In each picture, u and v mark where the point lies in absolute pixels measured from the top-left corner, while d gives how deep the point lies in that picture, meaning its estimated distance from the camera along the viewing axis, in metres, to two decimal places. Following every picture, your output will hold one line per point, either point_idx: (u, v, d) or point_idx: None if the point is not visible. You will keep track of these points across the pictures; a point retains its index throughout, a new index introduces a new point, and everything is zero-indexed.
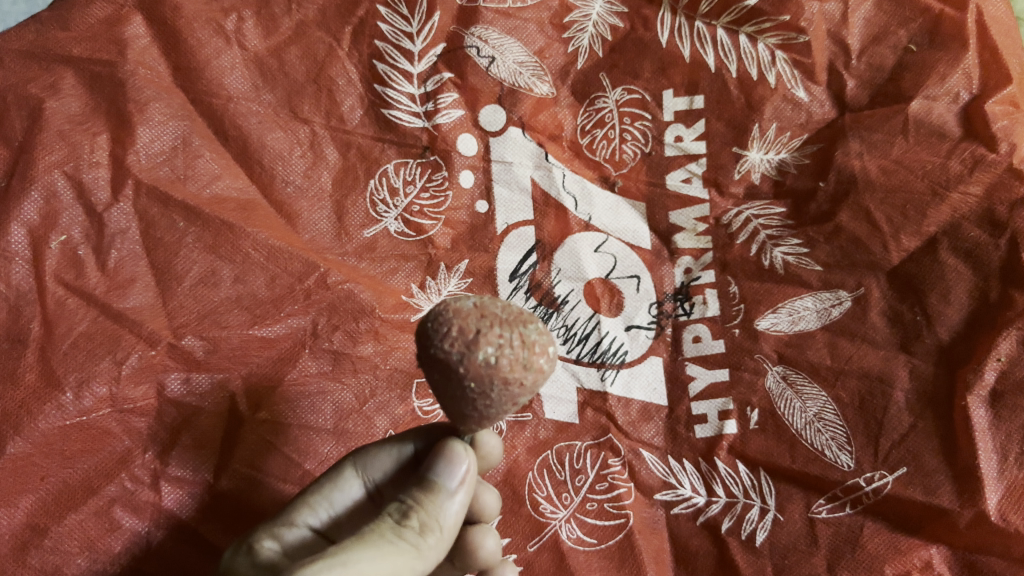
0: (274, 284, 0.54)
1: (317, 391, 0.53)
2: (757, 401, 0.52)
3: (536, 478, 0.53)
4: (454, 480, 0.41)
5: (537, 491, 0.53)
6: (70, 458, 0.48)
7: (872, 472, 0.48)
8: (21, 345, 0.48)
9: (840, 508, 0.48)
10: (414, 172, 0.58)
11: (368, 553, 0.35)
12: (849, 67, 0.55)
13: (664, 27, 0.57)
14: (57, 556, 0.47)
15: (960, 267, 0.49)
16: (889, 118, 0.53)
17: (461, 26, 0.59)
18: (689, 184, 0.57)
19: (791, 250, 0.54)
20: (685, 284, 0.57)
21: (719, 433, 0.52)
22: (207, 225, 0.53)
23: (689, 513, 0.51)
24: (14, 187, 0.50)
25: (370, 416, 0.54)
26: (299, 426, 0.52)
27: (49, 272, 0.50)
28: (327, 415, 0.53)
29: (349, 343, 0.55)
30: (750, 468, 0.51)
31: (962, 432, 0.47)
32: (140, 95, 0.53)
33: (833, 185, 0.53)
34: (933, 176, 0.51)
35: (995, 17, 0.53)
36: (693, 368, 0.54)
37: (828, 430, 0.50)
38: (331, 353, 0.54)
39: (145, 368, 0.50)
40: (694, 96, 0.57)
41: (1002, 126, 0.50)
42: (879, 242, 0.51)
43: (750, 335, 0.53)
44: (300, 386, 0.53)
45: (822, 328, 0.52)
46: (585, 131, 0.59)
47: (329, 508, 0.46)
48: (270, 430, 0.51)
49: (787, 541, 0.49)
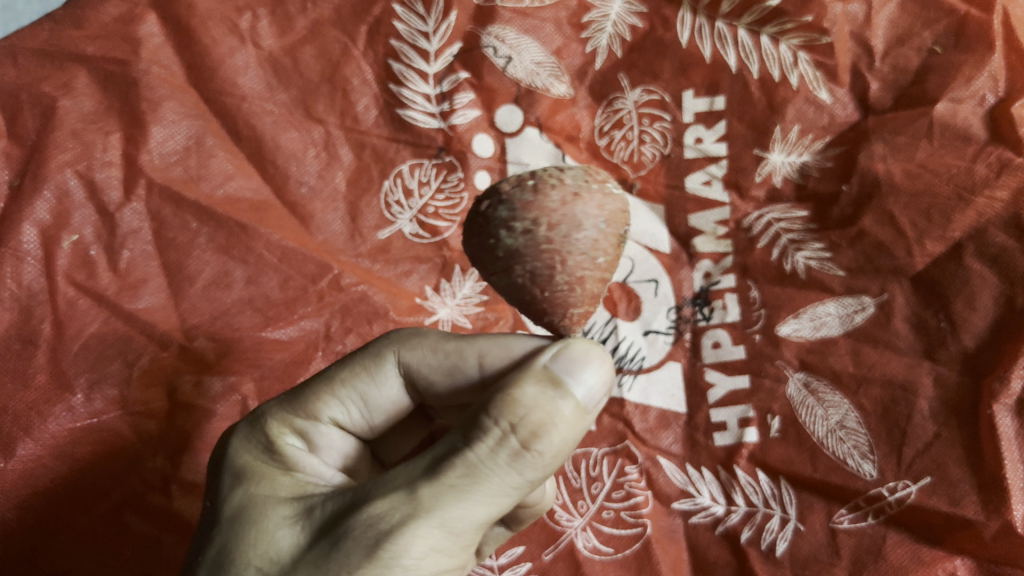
0: (287, 287, 0.53)
1: None
2: (778, 408, 0.51)
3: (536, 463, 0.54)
4: (591, 403, 0.34)
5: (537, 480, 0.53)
6: (80, 460, 0.47)
7: (895, 482, 0.47)
8: (31, 347, 0.48)
9: (862, 518, 0.47)
10: (430, 173, 0.58)
11: (469, 501, 0.30)
12: (872, 69, 0.53)
13: (684, 26, 0.56)
14: (68, 560, 0.46)
15: (985, 273, 0.48)
16: (913, 122, 0.52)
17: (478, 26, 0.58)
18: (709, 187, 0.57)
19: (814, 254, 0.53)
20: (705, 289, 0.56)
21: (739, 441, 0.51)
22: (220, 225, 0.53)
23: (708, 522, 0.50)
24: (26, 187, 0.50)
25: None
26: None
27: (60, 272, 0.49)
28: None
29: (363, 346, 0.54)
30: (771, 476, 0.50)
31: (988, 442, 0.45)
32: (152, 94, 0.53)
33: (856, 188, 0.53)
34: (958, 180, 0.49)
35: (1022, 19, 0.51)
36: (712, 374, 0.54)
37: (850, 439, 0.48)
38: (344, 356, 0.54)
39: (156, 370, 0.50)
40: (715, 97, 0.56)
41: None
42: (903, 247, 0.50)
43: (771, 341, 0.52)
44: None
45: (845, 335, 0.50)
46: (603, 132, 0.59)
47: (363, 405, 0.42)
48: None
49: (808, 551, 0.48)
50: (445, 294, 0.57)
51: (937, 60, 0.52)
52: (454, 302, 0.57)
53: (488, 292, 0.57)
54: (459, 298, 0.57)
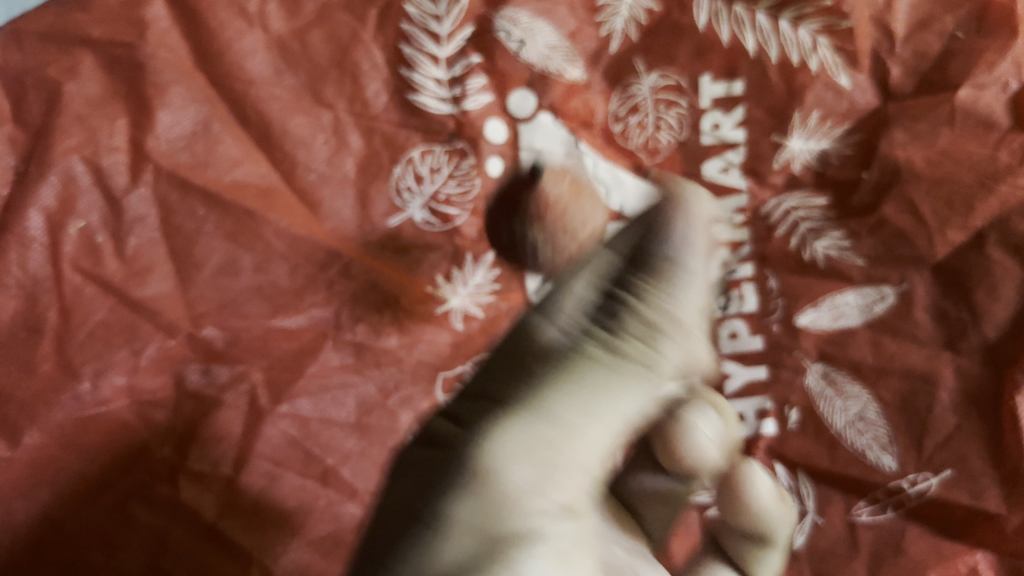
0: (295, 274, 0.53)
1: (339, 384, 0.52)
2: (796, 399, 0.51)
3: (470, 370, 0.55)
4: None
5: (461, 376, 0.54)
6: (94, 451, 0.47)
7: (915, 475, 0.47)
8: (36, 335, 0.47)
9: (883, 511, 0.48)
10: (440, 160, 0.57)
11: None
12: (893, 55, 0.53)
13: (701, 9, 0.56)
14: (72, 551, 0.45)
15: (1007, 263, 0.49)
16: (934, 108, 0.52)
17: (490, 9, 0.57)
18: (726, 174, 0.56)
19: (833, 242, 0.53)
20: (724, 279, 0.54)
21: (756, 432, 0.51)
22: (227, 212, 0.52)
23: (721, 513, 0.51)
24: (31, 173, 0.49)
25: (393, 410, 0.53)
26: (321, 419, 0.51)
27: (66, 259, 0.49)
28: (349, 409, 0.52)
29: (372, 335, 0.54)
30: (789, 469, 0.51)
31: (1008, 426, 0.47)
32: (159, 78, 0.52)
33: (877, 176, 0.53)
34: (980, 167, 0.50)
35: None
36: (729, 366, 0.53)
37: (869, 431, 0.49)
38: (354, 345, 0.53)
39: (163, 359, 0.50)
40: (733, 82, 0.56)
41: None
42: (925, 236, 0.51)
43: (789, 331, 0.52)
44: (323, 377, 0.52)
45: (865, 324, 0.51)
46: (618, 118, 0.58)
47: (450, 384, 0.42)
48: (289, 425, 0.51)
49: (827, 544, 0.48)
50: (457, 282, 0.56)
51: (959, 45, 0.52)
52: (466, 291, 0.56)
53: (499, 282, 0.56)
54: (470, 286, 0.56)
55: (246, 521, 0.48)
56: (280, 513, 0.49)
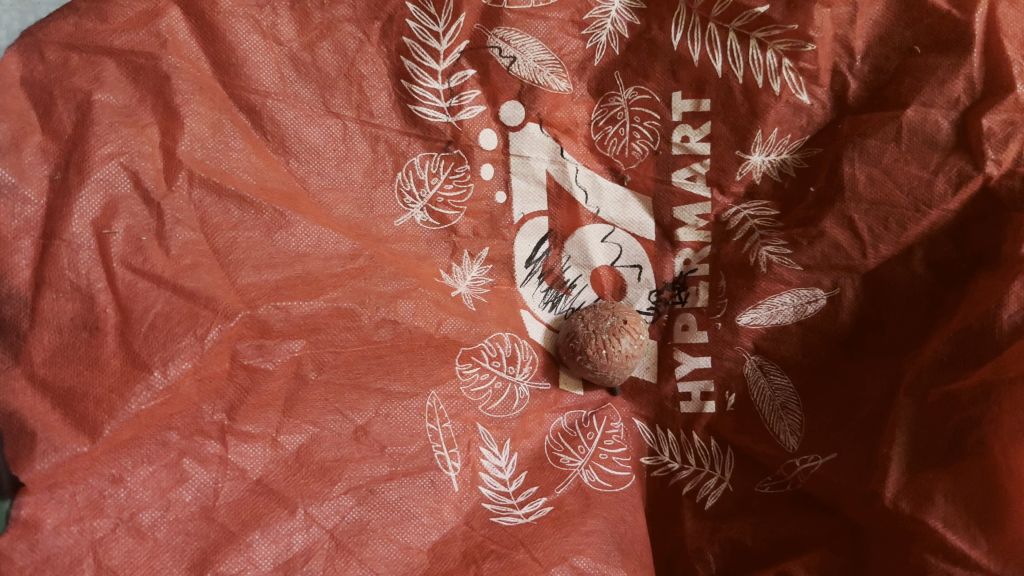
0: (329, 263, 0.59)
1: (374, 355, 0.60)
2: (735, 385, 0.66)
3: (488, 346, 0.65)
4: None
5: (480, 351, 0.65)
6: (163, 423, 0.51)
7: (807, 456, 0.63)
8: (99, 334, 0.49)
9: (781, 486, 0.64)
10: (439, 165, 0.64)
11: None
12: (852, 68, 0.59)
13: (677, 28, 0.61)
14: (133, 503, 0.49)
15: (926, 275, 0.60)
16: (884, 125, 0.58)
17: (484, 26, 0.61)
18: (693, 182, 0.65)
19: (776, 249, 0.63)
20: (683, 274, 0.69)
21: (700, 410, 0.67)
22: (260, 212, 0.56)
23: (664, 475, 0.67)
24: (71, 180, 0.50)
25: (416, 375, 0.61)
26: (353, 385, 0.58)
27: (116, 258, 0.50)
28: (382, 378, 0.59)
29: (392, 312, 0.60)
30: (721, 445, 0.66)
31: (890, 413, 0.59)
32: (184, 89, 0.53)
33: (821, 190, 0.61)
34: (917, 193, 0.58)
35: (1011, 33, 0.54)
36: (680, 354, 0.68)
37: (787, 418, 0.64)
38: (392, 323, 0.60)
39: (224, 339, 0.52)
40: (701, 99, 0.63)
41: (995, 144, 0.55)
42: (859, 249, 0.60)
43: (731, 329, 0.66)
44: (360, 349, 0.59)
45: (797, 323, 0.64)
46: (598, 127, 0.66)
47: None
48: (328, 390, 0.57)
49: (745, 489, 0.65)
50: (457, 275, 0.66)
51: (916, 60, 0.57)
52: (465, 282, 0.66)
53: (492, 274, 0.67)
54: (468, 279, 0.66)
55: (301, 475, 0.54)
56: (319, 469, 0.55)
